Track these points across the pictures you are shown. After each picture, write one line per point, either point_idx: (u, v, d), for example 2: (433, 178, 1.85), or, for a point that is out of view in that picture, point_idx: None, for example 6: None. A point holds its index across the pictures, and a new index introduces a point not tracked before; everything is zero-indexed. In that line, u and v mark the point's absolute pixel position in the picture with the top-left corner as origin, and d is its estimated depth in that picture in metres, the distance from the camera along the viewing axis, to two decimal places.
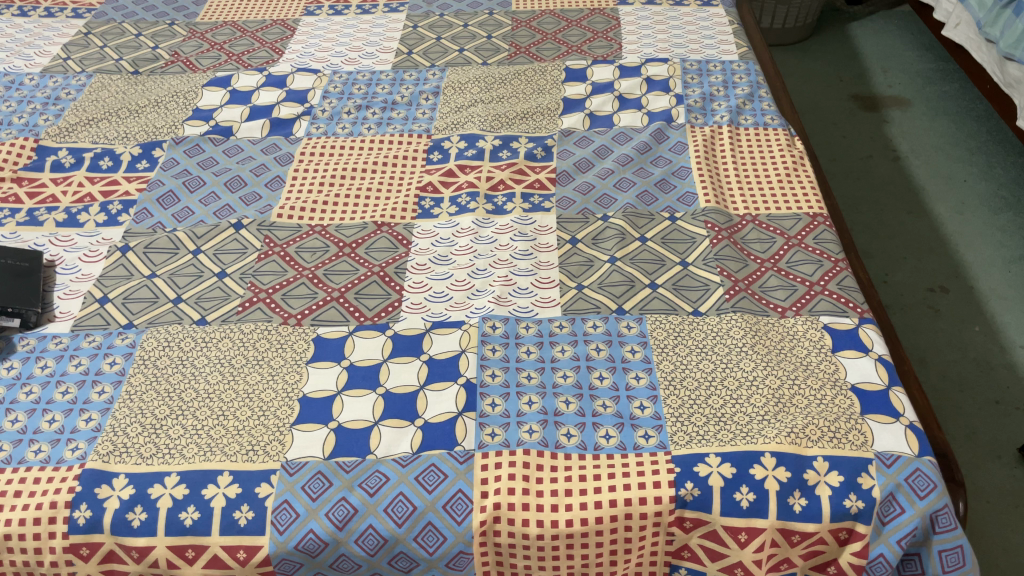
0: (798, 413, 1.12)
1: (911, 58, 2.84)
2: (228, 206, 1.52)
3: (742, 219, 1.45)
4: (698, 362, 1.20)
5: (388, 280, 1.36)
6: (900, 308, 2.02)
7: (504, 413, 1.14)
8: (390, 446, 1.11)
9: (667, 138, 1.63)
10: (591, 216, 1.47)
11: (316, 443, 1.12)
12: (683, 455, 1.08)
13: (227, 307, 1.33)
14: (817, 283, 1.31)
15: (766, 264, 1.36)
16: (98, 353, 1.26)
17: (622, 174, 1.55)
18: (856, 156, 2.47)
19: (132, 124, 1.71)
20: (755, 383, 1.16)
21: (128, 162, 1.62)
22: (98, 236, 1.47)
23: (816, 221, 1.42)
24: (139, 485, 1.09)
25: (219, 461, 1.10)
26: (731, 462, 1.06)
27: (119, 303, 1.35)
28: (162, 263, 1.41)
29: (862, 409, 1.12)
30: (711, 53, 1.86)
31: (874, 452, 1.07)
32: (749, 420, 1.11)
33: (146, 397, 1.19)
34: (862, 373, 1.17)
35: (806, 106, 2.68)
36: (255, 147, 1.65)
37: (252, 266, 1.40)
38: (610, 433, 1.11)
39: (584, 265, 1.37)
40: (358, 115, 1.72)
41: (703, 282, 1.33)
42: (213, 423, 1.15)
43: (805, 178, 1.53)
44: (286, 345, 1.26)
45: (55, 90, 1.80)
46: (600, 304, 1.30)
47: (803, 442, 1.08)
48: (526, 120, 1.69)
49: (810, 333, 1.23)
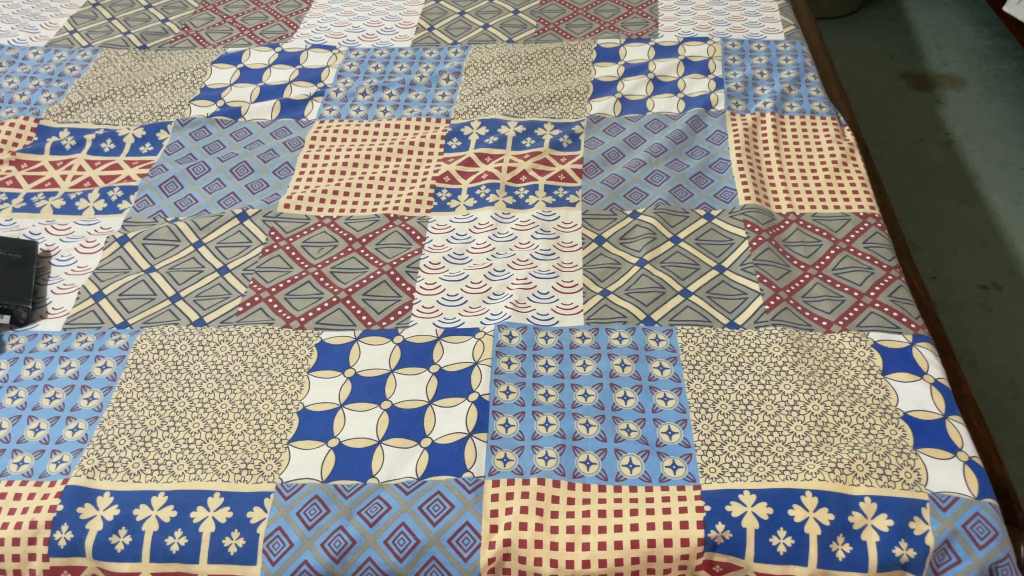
0: (843, 445, 1.01)
1: (967, 34, 2.66)
2: (233, 194, 1.43)
3: (785, 218, 1.33)
4: (733, 382, 1.09)
5: (399, 281, 1.27)
6: (948, 306, 1.89)
7: (517, 435, 1.04)
8: (393, 469, 1.02)
9: (705, 126, 1.51)
10: (619, 213, 1.36)
11: (314, 463, 1.04)
12: (713, 491, 0.97)
13: (226, 307, 1.24)
14: (867, 294, 1.20)
15: (810, 271, 1.24)
16: (89, 355, 1.19)
17: (654, 166, 1.43)
18: (907, 141, 2.31)
19: (137, 103, 1.62)
20: (796, 407, 1.05)
21: (130, 144, 1.53)
22: (96, 225, 1.39)
23: (867, 222, 1.31)
24: (124, 504, 1.01)
25: (210, 480, 1.03)
26: (767, 502, 0.96)
27: (115, 299, 1.27)
28: (161, 256, 1.33)
29: (914, 441, 1.01)
30: (755, 32, 1.72)
31: (927, 493, 0.96)
32: (789, 451, 1.00)
33: (137, 405, 1.11)
34: (915, 400, 1.06)
35: (852, 85, 2.52)
36: (265, 130, 1.56)
37: (256, 261, 1.31)
38: (634, 461, 1.01)
39: (610, 268, 1.26)
40: (375, 96, 1.62)
41: (741, 290, 1.22)
42: (206, 437, 1.07)
43: (856, 172, 1.40)
44: (287, 351, 1.18)
45: (60, 66, 1.72)
46: (627, 313, 1.19)
47: (849, 479, 0.97)
48: (552, 104, 1.58)
49: (857, 352, 1.12)
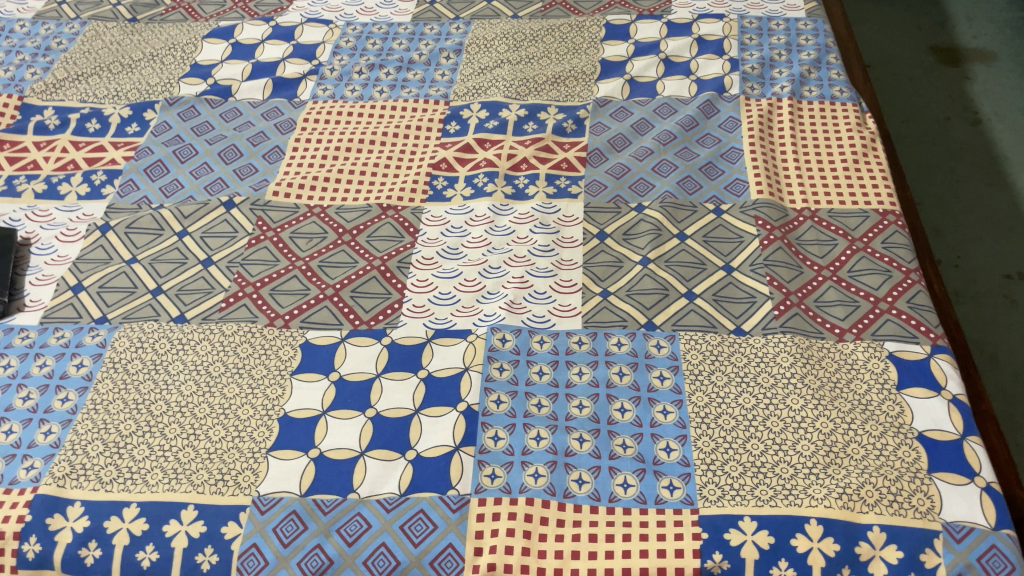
0: (853, 468, 0.95)
1: (999, 4, 2.54)
2: (220, 179, 1.37)
3: (799, 214, 1.26)
4: (738, 395, 1.03)
5: (389, 277, 1.21)
6: (970, 295, 1.81)
7: (506, 450, 0.99)
8: (375, 483, 0.97)
9: (717, 111, 1.43)
10: (624, 205, 1.29)
11: (293, 476, 0.99)
12: (712, 517, 0.92)
13: (209, 303, 1.19)
14: (883, 300, 1.13)
15: (824, 273, 1.17)
16: (65, 353, 1.14)
17: (662, 155, 1.36)
18: (935, 120, 2.20)
19: (124, 80, 1.55)
20: (803, 424, 0.99)
21: (116, 125, 1.47)
22: (78, 211, 1.34)
23: (887, 220, 1.23)
24: (95, 516, 0.97)
25: (184, 492, 0.98)
26: (769, 530, 0.90)
27: (94, 292, 1.22)
28: (143, 246, 1.28)
29: (928, 465, 0.95)
30: (774, 8, 1.62)
31: (941, 522, 0.90)
32: (794, 474, 0.94)
33: (113, 408, 1.07)
34: (932, 418, 0.99)
35: (877, 59, 2.40)
36: (255, 111, 1.49)
37: (241, 252, 1.26)
38: (629, 480, 0.96)
39: (611, 267, 1.20)
40: (371, 75, 1.54)
41: (749, 293, 1.15)
42: (182, 444, 1.03)
43: (877, 163, 1.32)
44: (270, 351, 1.12)
45: (46, 39, 1.65)
46: (627, 317, 1.13)
47: (857, 506, 0.91)
48: (557, 86, 1.50)
49: (871, 364, 1.06)
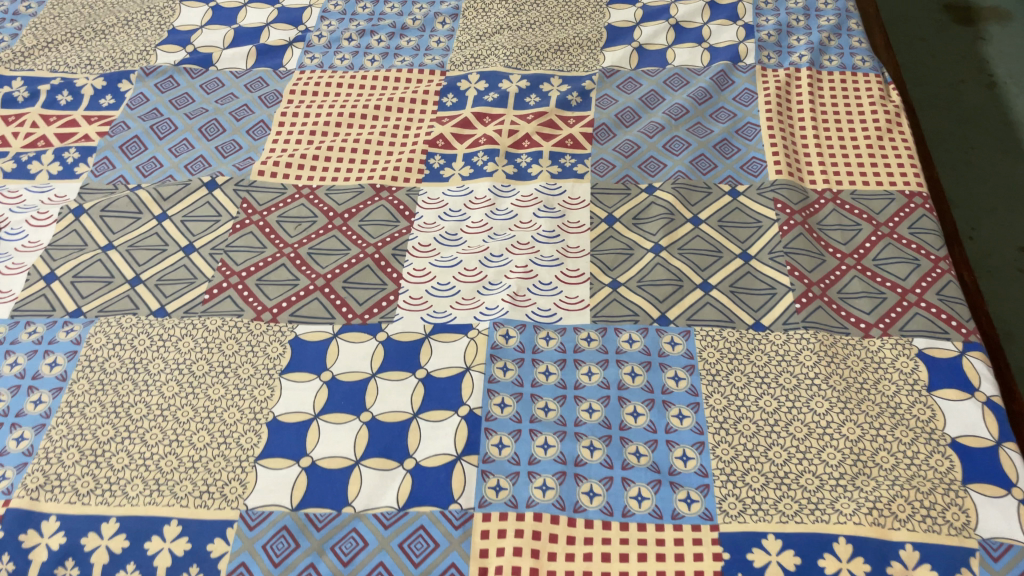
0: (883, 480, 0.89)
1: None
2: (201, 157, 1.29)
3: (820, 196, 1.18)
4: (759, 398, 0.96)
5: (384, 266, 1.13)
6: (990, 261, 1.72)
7: (512, 459, 0.92)
8: (372, 496, 0.91)
9: (732, 83, 1.34)
10: (633, 186, 1.21)
11: (284, 487, 0.92)
12: (733, 534, 0.86)
13: (191, 295, 1.11)
14: (911, 292, 1.06)
15: (847, 261, 1.10)
16: (37, 350, 1.06)
17: (674, 131, 1.27)
18: (961, 72, 2.07)
19: (97, 48, 1.45)
20: (828, 430, 0.93)
21: (89, 97, 1.38)
22: (50, 192, 1.25)
23: (913, 202, 1.16)
24: (71, 532, 0.90)
25: (167, 505, 0.92)
26: (795, 550, 0.84)
27: (68, 282, 1.14)
28: (120, 231, 1.19)
29: (962, 475, 0.89)
30: None
31: (977, 539, 0.85)
32: (819, 486, 0.89)
33: (89, 412, 1.00)
34: (965, 423, 0.93)
35: (888, 14, 2.25)
36: (238, 82, 1.39)
37: (225, 238, 1.17)
38: (643, 493, 0.89)
39: (621, 254, 1.12)
40: (361, 42, 1.44)
41: (769, 284, 1.08)
42: (164, 451, 0.96)
43: (902, 140, 1.24)
44: (257, 349, 1.05)
45: (14, 3, 1.54)
46: (638, 311, 1.06)
47: (888, 522, 0.86)
48: (560, 54, 1.40)
49: (900, 363, 0.99)
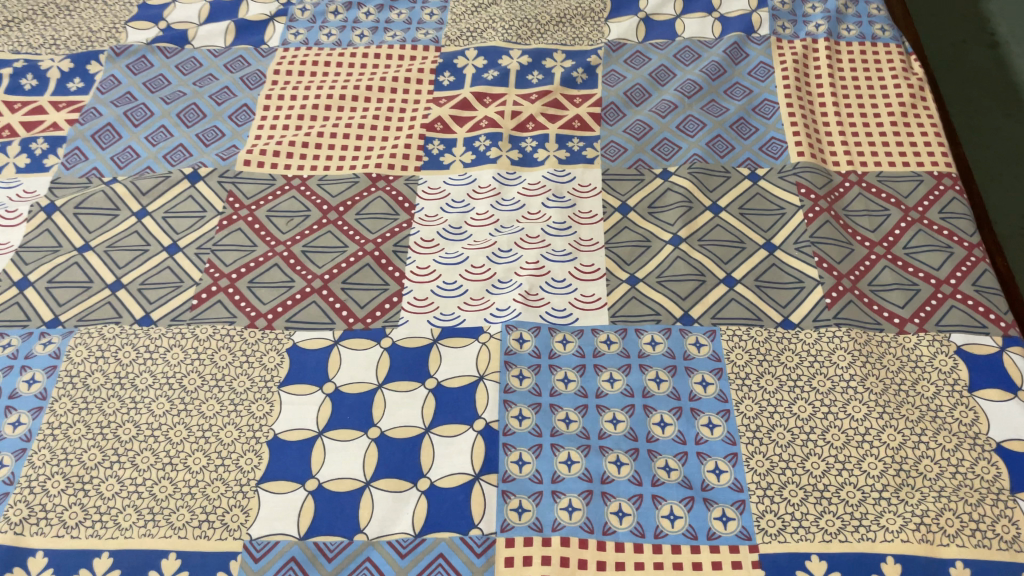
0: (928, 491, 0.84)
1: None
2: (181, 146, 1.19)
3: (844, 179, 1.12)
4: (793, 403, 0.91)
5: (384, 264, 1.05)
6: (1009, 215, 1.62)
7: (534, 478, 0.86)
8: (385, 521, 0.85)
9: (746, 56, 1.27)
10: (646, 171, 1.14)
11: (290, 514, 0.86)
12: (773, 554, 0.81)
13: (177, 300, 1.03)
14: (946, 283, 1.00)
15: (877, 250, 1.04)
16: (13, 366, 0.98)
17: (687, 110, 1.20)
18: (968, 21, 1.95)
19: (62, 26, 1.35)
20: (867, 437, 0.88)
21: (56, 80, 1.27)
22: (17, 187, 1.15)
23: (943, 184, 1.09)
24: (60, 570, 0.83)
25: (164, 537, 0.85)
26: (841, 571, 0.79)
27: (42, 288, 1.05)
28: (97, 230, 1.11)
29: (1010, 484, 0.84)
30: None
31: None
32: (862, 500, 0.84)
33: (74, 434, 0.92)
34: (1010, 426, 0.88)
35: None
36: (217, 62, 1.30)
37: (211, 236, 1.09)
38: (675, 511, 0.84)
39: (638, 247, 1.06)
40: (348, 16, 1.34)
41: (796, 278, 1.01)
42: (158, 476, 0.89)
43: (927, 116, 1.17)
44: (253, 359, 0.97)
45: None
46: (659, 309, 1.00)
47: (936, 537, 0.81)
48: (563, 27, 1.32)
49: (938, 361, 0.94)
